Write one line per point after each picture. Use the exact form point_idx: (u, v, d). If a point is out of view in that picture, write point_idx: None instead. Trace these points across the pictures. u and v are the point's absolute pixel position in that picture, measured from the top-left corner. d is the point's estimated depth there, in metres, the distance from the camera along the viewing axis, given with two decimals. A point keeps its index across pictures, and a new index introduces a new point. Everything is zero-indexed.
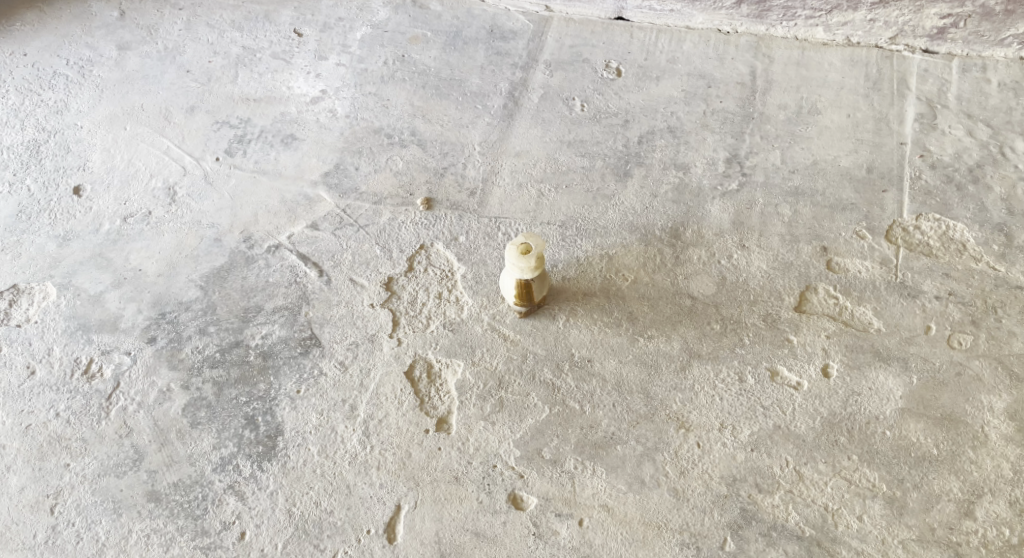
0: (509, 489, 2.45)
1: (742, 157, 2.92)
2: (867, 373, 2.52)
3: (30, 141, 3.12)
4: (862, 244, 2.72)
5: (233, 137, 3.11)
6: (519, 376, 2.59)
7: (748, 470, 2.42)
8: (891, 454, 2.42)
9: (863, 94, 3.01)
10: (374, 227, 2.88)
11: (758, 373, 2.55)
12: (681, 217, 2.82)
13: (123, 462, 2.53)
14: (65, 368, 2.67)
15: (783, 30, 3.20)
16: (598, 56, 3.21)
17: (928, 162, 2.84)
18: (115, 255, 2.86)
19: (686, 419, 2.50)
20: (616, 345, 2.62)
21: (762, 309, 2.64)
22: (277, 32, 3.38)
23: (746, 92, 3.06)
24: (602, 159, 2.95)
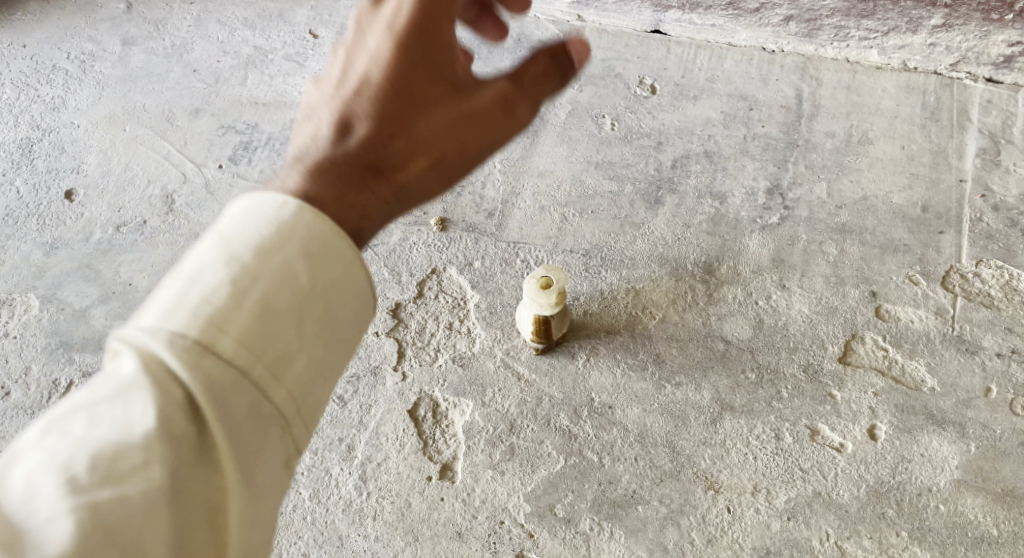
0: (516, 550, 2.23)
1: (784, 188, 2.68)
2: (919, 438, 2.28)
3: (22, 140, 2.94)
4: (915, 291, 2.47)
5: (238, 143, 2.90)
6: (532, 421, 2.37)
7: (784, 543, 2.20)
8: (945, 532, 2.17)
9: (919, 125, 2.76)
10: (383, 248, 2.66)
11: (797, 431, 2.31)
12: (716, 251, 2.59)
13: None
14: (43, 391, 2.48)
15: (834, 51, 2.95)
16: (631, 72, 2.97)
17: (991, 203, 2.59)
18: (104, 267, 2.67)
19: (715, 479, 2.27)
20: (640, 391, 2.39)
21: (802, 358, 2.40)
22: (291, 32, 3.17)
23: (792, 116, 2.82)
24: (632, 183, 2.72)
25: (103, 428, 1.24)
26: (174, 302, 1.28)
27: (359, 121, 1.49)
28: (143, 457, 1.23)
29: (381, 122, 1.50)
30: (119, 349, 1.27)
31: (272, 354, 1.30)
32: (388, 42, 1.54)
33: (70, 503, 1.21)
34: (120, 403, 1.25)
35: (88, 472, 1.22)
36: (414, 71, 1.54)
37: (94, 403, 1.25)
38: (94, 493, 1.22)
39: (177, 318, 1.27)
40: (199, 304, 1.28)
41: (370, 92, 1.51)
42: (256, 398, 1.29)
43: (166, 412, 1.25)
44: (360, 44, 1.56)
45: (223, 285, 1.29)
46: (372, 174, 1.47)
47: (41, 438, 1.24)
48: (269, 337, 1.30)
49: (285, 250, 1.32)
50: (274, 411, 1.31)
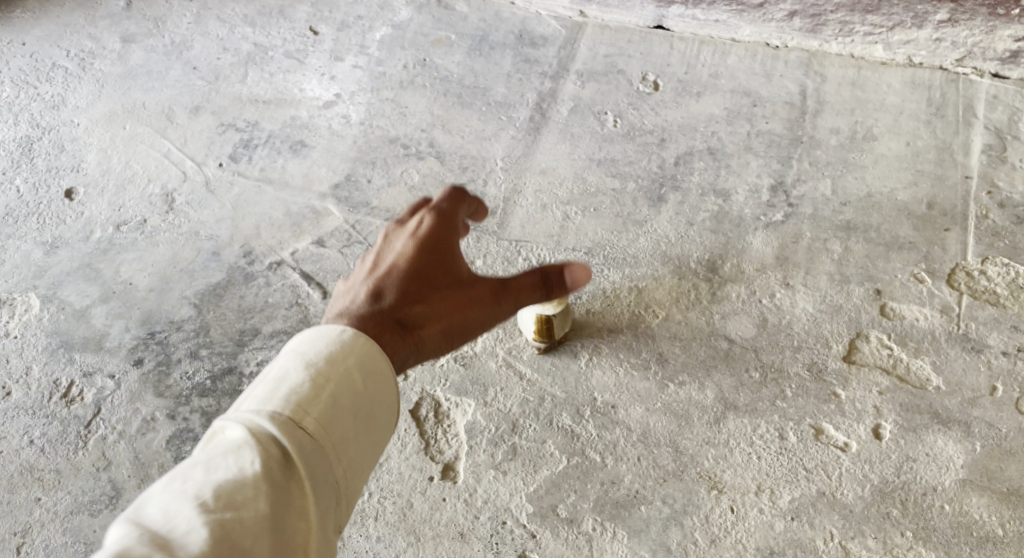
0: (519, 550, 2.21)
1: (788, 185, 2.65)
2: (924, 437, 2.26)
3: (22, 138, 2.92)
4: (920, 289, 2.45)
5: (239, 141, 2.89)
6: (535, 420, 2.36)
7: (788, 542, 2.17)
8: (951, 532, 2.15)
9: (924, 121, 2.73)
10: None
11: (801, 430, 2.30)
12: (720, 249, 2.56)
13: (98, 499, 2.31)
14: (44, 391, 2.47)
15: (837, 47, 2.93)
16: (634, 68, 2.95)
17: (997, 200, 2.57)
18: (105, 267, 2.66)
19: (718, 479, 2.25)
20: (643, 391, 2.38)
21: (806, 357, 2.39)
22: (292, 29, 3.15)
23: (796, 113, 2.79)
24: (635, 181, 2.70)
25: (222, 472, 1.42)
26: (271, 388, 1.52)
27: (387, 294, 1.78)
28: (258, 493, 1.41)
29: (403, 299, 1.78)
30: (222, 423, 1.48)
31: (345, 429, 1.53)
32: (415, 240, 1.87)
33: (198, 526, 1.36)
34: (236, 451, 1.44)
35: (212, 504, 1.38)
36: (434, 263, 1.85)
37: (211, 456, 1.44)
38: (219, 517, 1.37)
39: (271, 399, 1.50)
40: (292, 386, 1.52)
41: (396, 276, 1.81)
42: (331, 465, 1.51)
43: (275, 460, 1.45)
44: (392, 238, 1.88)
45: (307, 372, 1.54)
46: (394, 342, 1.72)
47: (164, 488, 1.41)
48: (345, 415, 1.54)
49: (354, 352, 1.59)
50: (342, 478, 1.53)
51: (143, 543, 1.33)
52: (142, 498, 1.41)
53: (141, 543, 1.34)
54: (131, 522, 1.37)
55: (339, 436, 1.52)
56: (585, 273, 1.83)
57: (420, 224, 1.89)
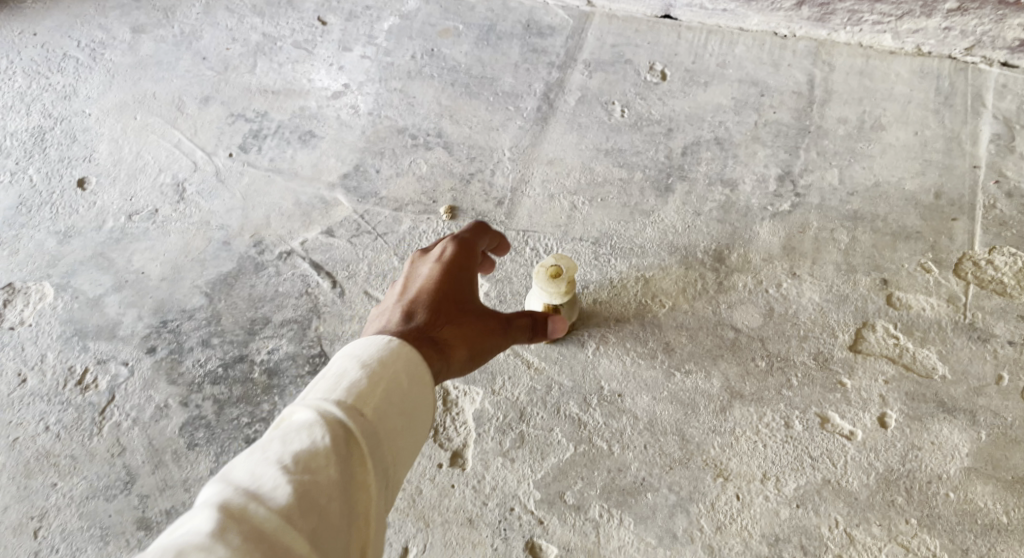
0: (527, 536, 2.25)
1: (795, 175, 2.66)
2: (930, 426, 2.27)
3: (34, 128, 2.95)
4: (927, 278, 2.45)
5: (248, 131, 2.91)
6: (542, 409, 2.38)
7: (793, 529, 2.20)
8: (955, 520, 2.17)
9: (933, 111, 2.73)
10: (393, 236, 2.66)
11: (807, 419, 2.31)
12: (726, 239, 2.57)
13: (112, 484, 2.37)
14: (58, 378, 2.51)
15: (846, 36, 2.92)
16: (642, 58, 2.95)
17: (1005, 189, 2.56)
18: (117, 256, 2.68)
19: (724, 467, 2.27)
20: (650, 379, 2.39)
21: (813, 346, 2.39)
22: (300, 19, 3.16)
23: (804, 103, 2.79)
24: (642, 171, 2.71)
25: (297, 445, 1.56)
26: (332, 378, 1.65)
27: (419, 313, 1.95)
28: (329, 463, 1.56)
29: (433, 314, 1.96)
30: (293, 407, 1.62)
31: (397, 418, 1.66)
32: (439, 265, 2.08)
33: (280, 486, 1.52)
34: (306, 428, 1.58)
35: (289, 471, 1.53)
36: (457, 284, 2.05)
37: (286, 432, 1.58)
38: (297, 480, 1.53)
39: (335, 388, 1.64)
40: (351, 377, 1.65)
41: (427, 300, 1.99)
42: (386, 447, 1.64)
43: (341, 437, 1.59)
44: (418, 267, 2.10)
45: (363, 370, 1.66)
46: (429, 350, 1.84)
47: (248, 455, 1.56)
48: (397, 403, 1.66)
49: (406, 352, 1.73)
50: (395, 459, 1.65)
51: (236, 498, 1.50)
52: (230, 464, 1.57)
53: (233, 500, 1.50)
54: (223, 481, 1.53)
55: (392, 423, 1.65)
56: (565, 326, 2.23)
57: (443, 251, 2.11)
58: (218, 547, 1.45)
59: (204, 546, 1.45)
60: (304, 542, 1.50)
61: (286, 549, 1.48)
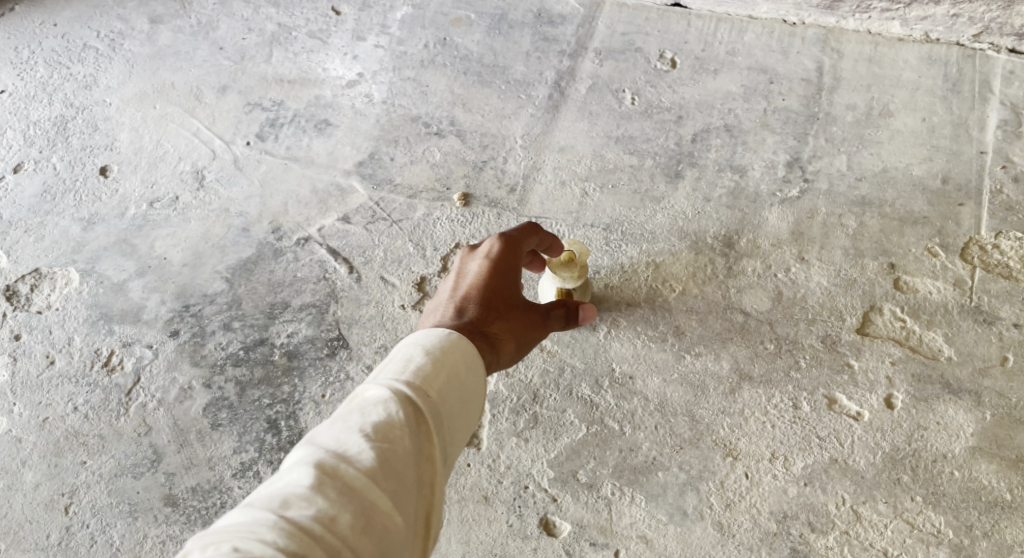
0: (541, 513, 2.32)
1: (804, 161, 2.70)
2: (935, 406, 2.32)
3: (57, 117, 3.01)
4: (934, 262, 2.49)
5: (265, 120, 2.96)
6: (555, 390, 2.43)
7: (801, 507, 2.25)
8: (959, 498, 2.22)
9: (940, 97, 2.76)
10: (408, 223, 2.72)
11: (815, 400, 2.36)
12: (736, 224, 2.62)
13: (140, 462, 2.45)
14: (85, 360, 2.58)
15: (854, 23, 2.95)
16: (652, 46, 2.99)
17: (1011, 174, 2.60)
18: (140, 242, 2.75)
19: (734, 446, 2.32)
20: (660, 362, 2.44)
21: (821, 329, 2.44)
22: (314, 9, 3.21)
23: (812, 90, 2.83)
24: (652, 158, 2.75)
25: (374, 416, 1.66)
26: (399, 361, 1.75)
27: (470, 309, 2.04)
28: (403, 434, 1.65)
29: (483, 310, 2.04)
30: (365, 386, 1.71)
31: (458, 399, 1.76)
32: (487, 261, 2.15)
33: (364, 450, 1.61)
34: (381, 401, 1.67)
35: (370, 438, 1.63)
36: (505, 281, 2.12)
37: (361, 406, 1.68)
38: (378, 446, 1.62)
39: (404, 370, 1.73)
40: (418, 361, 1.75)
41: (477, 296, 2.07)
42: (448, 424, 1.73)
43: (413, 410, 1.68)
44: (467, 263, 2.16)
45: (428, 355, 1.76)
46: (481, 347, 1.95)
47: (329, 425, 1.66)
48: (459, 385, 1.76)
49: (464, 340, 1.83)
50: (454, 437, 1.74)
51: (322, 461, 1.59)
52: (312, 433, 1.66)
53: (321, 462, 1.59)
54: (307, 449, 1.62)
55: (454, 403, 1.74)
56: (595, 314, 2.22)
57: (491, 248, 2.17)
58: (312, 504, 1.54)
59: (301, 500, 1.54)
60: (385, 503, 1.59)
61: (370, 508, 1.57)
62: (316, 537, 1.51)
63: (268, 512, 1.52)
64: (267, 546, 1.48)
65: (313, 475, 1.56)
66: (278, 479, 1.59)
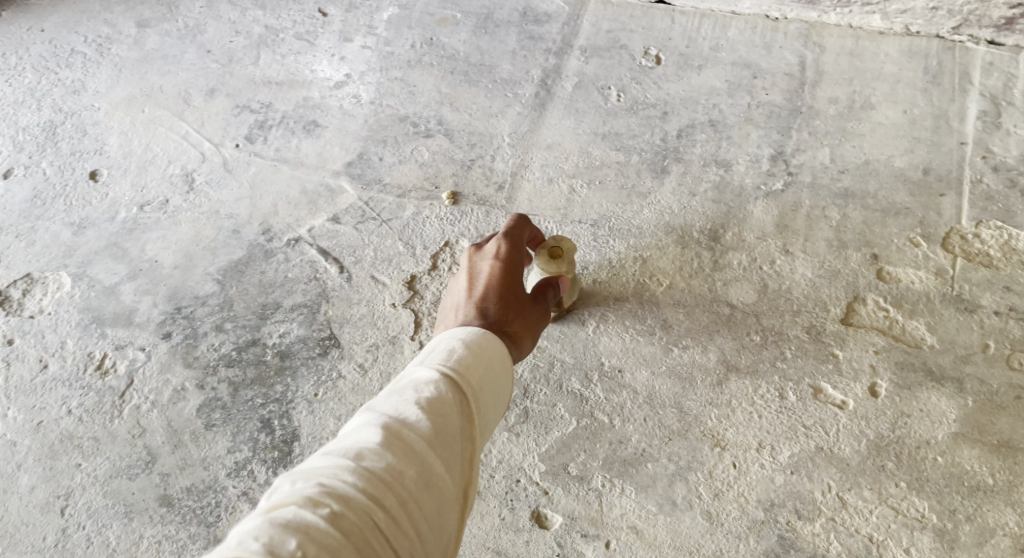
0: (533, 506, 2.35)
1: (788, 155, 2.73)
2: (918, 394, 2.36)
3: (46, 123, 3.02)
4: (916, 252, 2.53)
5: (254, 122, 2.98)
6: (545, 385, 2.47)
7: (787, 494, 2.29)
8: (942, 482, 2.26)
9: (921, 89, 2.80)
10: (397, 222, 2.74)
11: (800, 390, 2.39)
12: (721, 218, 2.65)
13: (134, 464, 2.47)
14: (78, 364, 2.60)
15: (836, 17, 2.99)
16: (636, 43, 3.02)
17: (991, 164, 2.63)
18: (131, 245, 2.77)
19: (721, 437, 2.36)
20: (648, 355, 2.48)
21: (806, 320, 2.48)
22: (301, 11, 3.25)
23: (795, 84, 2.86)
24: (638, 153, 2.78)
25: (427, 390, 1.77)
26: (443, 348, 1.87)
27: (491, 304, 2.12)
28: (454, 408, 1.77)
29: (503, 306, 2.13)
30: (414, 367, 1.83)
31: (493, 386, 1.87)
32: (498, 259, 2.25)
33: (423, 417, 1.72)
34: (434, 376, 1.79)
35: (426, 407, 1.74)
36: (517, 277, 2.22)
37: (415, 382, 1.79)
38: (433, 415, 1.73)
39: (451, 352, 1.86)
40: (460, 348, 1.87)
41: (496, 292, 2.15)
42: (487, 406, 1.85)
43: (460, 388, 1.80)
44: (477, 262, 2.26)
45: (470, 343, 1.89)
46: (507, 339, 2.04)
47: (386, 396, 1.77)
48: (497, 371, 1.89)
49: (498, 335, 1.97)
50: (492, 418, 1.87)
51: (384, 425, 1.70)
52: (370, 403, 1.77)
53: (384, 426, 1.70)
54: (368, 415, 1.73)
55: (494, 386, 1.87)
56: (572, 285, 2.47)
57: (499, 247, 2.27)
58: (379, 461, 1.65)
59: (369, 457, 1.64)
60: (440, 468, 1.69)
61: (428, 470, 1.68)
62: (384, 487, 1.62)
63: (343, 461, 1.64)
64: (345, 490, 1.60)
65: (380, 435, 1.68)
66: (344, 439, 1.70)
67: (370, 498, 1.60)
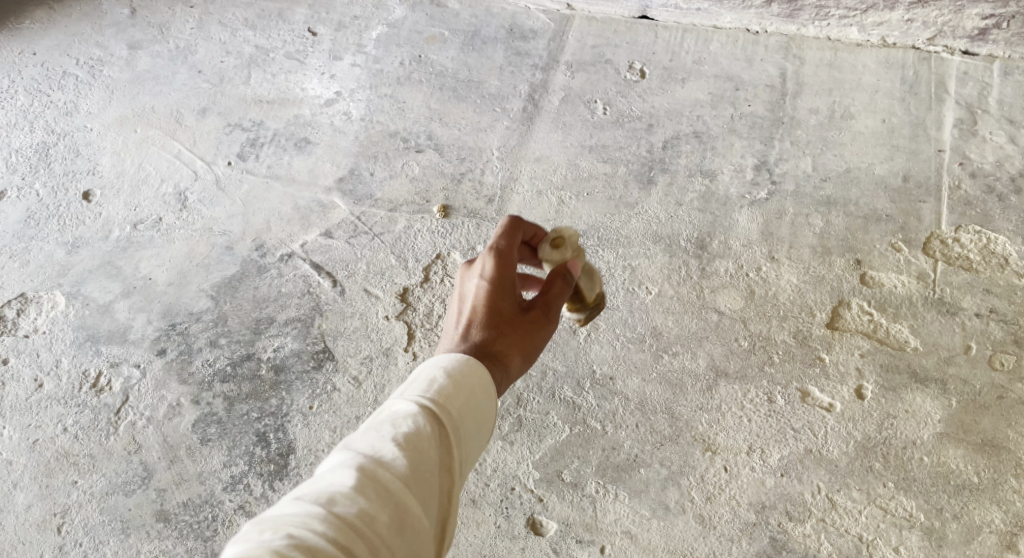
0: (528, 513, 2.38)
1: (771, 165, 2.79)
2: (903, 395, 2.41)
3: (39, 144, 3.05)
4: (898, 257, 2.59)
5: (246, 140, 3.02)
6: (538, 393, 2.51)
7: (778, 497, 2.33)
8: (929, 482, 2.31)
9: (898, 99, 2.87)
10: (389, 235, 2.79)
11: (788, 394, 2.44)
12: (707, 227, 2.70)
13: (131, 480, 2.49)
14: (73, 382, 2.62)
15: (815, 30, 3.07)
16: (620, 57, 3.09)
17: (968, 171, 2.70)
18: (124, 264, 2.80)
19: (712, 441, 2.41)
20: (639, 362, 2.52)
21: (792, 325, 2.53)
22: (291, 31, 3.28)
23: (776, 95, 2.93)
24: (625, 165, 2.84)
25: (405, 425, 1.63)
26: (427, 371, 1.73)
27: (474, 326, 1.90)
28: (432, 444, 1.63)
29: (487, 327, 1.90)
30: (392, 398, 1.69)
31: (479, 415, 1.72)
32: (485, 280, 1.95)
33: (398, 456, 1.59)
34: (413, 409, 1.65)
35: (401, 445, 1.61)
36: (508, 296, 1.94)
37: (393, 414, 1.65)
38: (409, 453, 1.60)
39: (433, 379, 1.71)
40: (445, 373, 1.72)
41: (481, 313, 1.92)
42: (472, 437, 1.71)
43: (441, 421, 1.66)
44: (466, 282, 1.98)
45: (454, 368, 1.74)
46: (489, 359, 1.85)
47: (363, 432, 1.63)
48: (483, 398, 1.74)
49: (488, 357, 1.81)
50: (478, 448, 1.73)
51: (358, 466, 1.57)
52: (347, 437, 1.64)
53: (357, 467, 1.57)
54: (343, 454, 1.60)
55: (479, 415, 1.72)
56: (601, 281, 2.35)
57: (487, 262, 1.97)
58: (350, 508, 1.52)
59: (340, 504, 1.52)
60: (416, 509, 1.57)
61: (403, 513, 1.56)
62: (354, 536, 1.50)
63: (312, 510, 1.51)
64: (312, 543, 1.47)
65: (352, 479, 1.55)
66: (316, 481, 1.57)
67: (340, 548, 1.48)
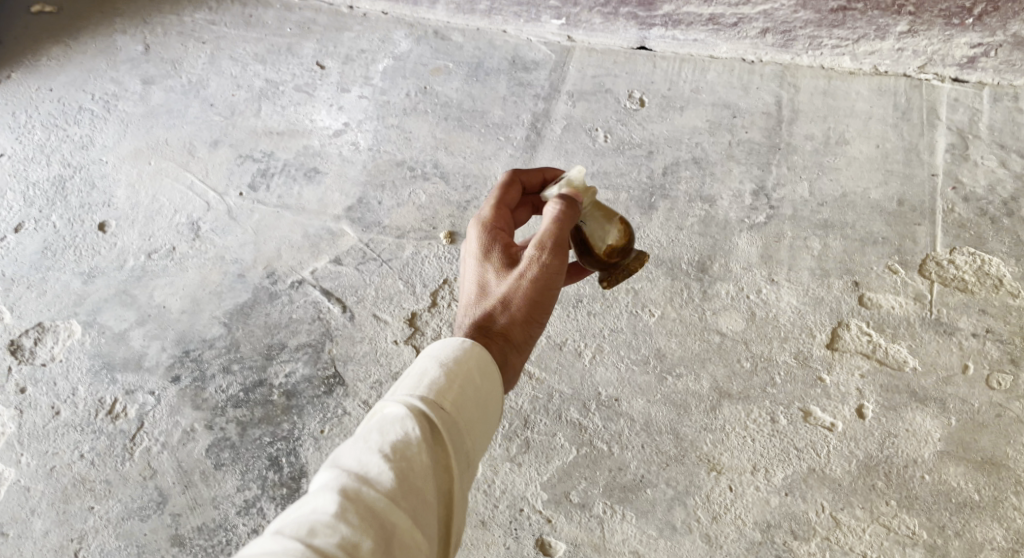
0: (537, 534, 2.43)
1: (769, 190, 2.87)
2: (903, 414, 2.47)
3: (54, 177, 3.12)
4: (894, 279, 2.66)
5: (256, 170, 3.10)
6: (545, 415, 2.57)
7: (783, 516, 2.39)
8: (930, 499, 2.37)
9: (892, 125, 2.95)
10: (397, 262, 2.85)
11: (791, 413, 2.50)
12: (708, 251, 2.77)
13: (146, 505, 2.54)
14: (89, 409, 2.67)
15: (808, 59, 3.15)
16: (620, 87, 3.17)
17: (961, 194, 2.78)
18: (139, 293, 2.86)
19: (717, 461, 2.46)
20: (643, 384, 2.58)
21: (793, 346, 2.59)
22: (299, 64, 3.36)
23: (773, 122, 3.01)
24: (626, 191, 2.92)
25: (393, 434, 1.61)
26: (417, 374, 1.70)
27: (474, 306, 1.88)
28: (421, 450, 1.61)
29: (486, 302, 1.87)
30: (382, 402, 1.67)
31: (473, 410, 1.71)
32: (477, 257, 1.94)
33: (385, 470, 1.57)
34: (401, 417, 1.63)
35: (389, 457, 1.58)
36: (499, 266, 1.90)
37: (382, 423, 1.63)
38: (397, 464, 1.58)
39: (421, 383, 1.68)
40: (434, 373, 1.70)
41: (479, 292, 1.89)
42: (466, 436, 1.69)
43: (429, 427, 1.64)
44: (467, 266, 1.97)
45: (443, 368, 1.71)
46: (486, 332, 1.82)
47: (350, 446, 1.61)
48: (474, 395, 1.72)
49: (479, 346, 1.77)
50: (474, 447, 1.71)
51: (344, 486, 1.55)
52: (336, 452, 1.62)
53: (344, 487, 1.55)
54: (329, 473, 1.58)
55: (470, 413, 1.70)
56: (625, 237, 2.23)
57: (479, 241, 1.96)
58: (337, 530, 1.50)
59: (325, 528, 1.50)
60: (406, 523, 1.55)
61: (391, 529, 1.54)
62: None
63: (297, 539, 1.48)
64: None
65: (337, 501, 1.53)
66: (303, 503, 1.55)
67: None
